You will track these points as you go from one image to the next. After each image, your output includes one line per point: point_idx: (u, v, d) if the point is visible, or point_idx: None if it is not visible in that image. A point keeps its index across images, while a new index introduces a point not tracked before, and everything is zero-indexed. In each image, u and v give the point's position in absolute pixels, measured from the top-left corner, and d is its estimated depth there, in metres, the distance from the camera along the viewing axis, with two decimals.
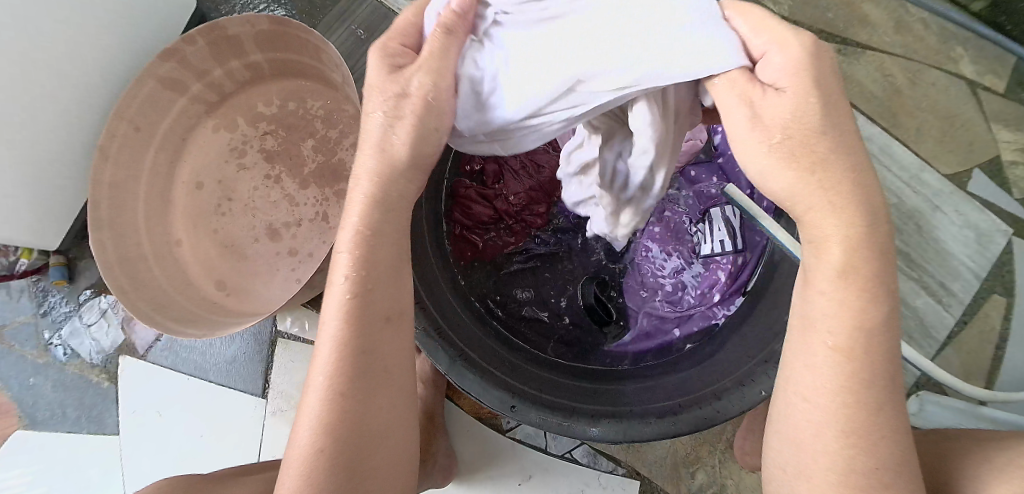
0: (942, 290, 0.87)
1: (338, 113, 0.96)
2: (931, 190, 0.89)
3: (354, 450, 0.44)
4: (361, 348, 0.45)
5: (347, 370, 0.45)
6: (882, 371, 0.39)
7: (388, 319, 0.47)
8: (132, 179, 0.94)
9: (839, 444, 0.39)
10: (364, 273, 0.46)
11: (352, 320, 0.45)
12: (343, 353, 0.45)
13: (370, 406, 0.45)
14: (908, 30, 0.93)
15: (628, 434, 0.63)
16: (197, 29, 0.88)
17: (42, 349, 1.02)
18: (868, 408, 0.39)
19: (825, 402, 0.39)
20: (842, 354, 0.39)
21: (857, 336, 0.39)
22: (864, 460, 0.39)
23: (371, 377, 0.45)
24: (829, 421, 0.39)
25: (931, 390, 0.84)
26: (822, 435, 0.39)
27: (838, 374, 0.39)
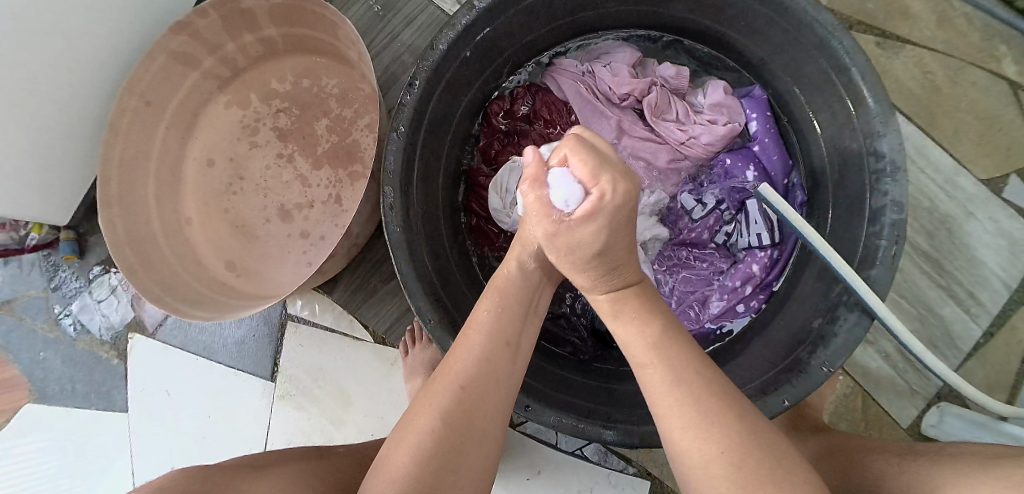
0: (970, 299, 0.85)
1: (353, 92, 0.93)
2: (965, 195, 0.86)
3: (446, 461, 0.50)
4: (483, 357, 0.55)
5: (473, 370, 0.54)
6: (731, 405, 0.50)
7: (509, 342, 0.56)
8: (142, 156, 0.92)
9: (699, 435, 0.49)
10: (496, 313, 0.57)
11: (484, 332, 0.56)
12: (467, 370, 0.54)
13: (476, 406, 0.53)
14: (951, 25, 0.89)
15: (646, 440, 0.62)
16: (210, 1, 0.85)
17: (52, 323, 1.01)
18: (701, 398, 0.50)
19: (673, 412, 0.50)
20: (658, 368, 0.52)
21: (678, 366, 0.52)
22: (712, 434, 0.49)
23: (477, 400, 0.53)
24: (682, 423, 0.50)
25: (953, 402, 0.83)
26: (686, 431, 0.49)
27: (654, 376, 0.52)
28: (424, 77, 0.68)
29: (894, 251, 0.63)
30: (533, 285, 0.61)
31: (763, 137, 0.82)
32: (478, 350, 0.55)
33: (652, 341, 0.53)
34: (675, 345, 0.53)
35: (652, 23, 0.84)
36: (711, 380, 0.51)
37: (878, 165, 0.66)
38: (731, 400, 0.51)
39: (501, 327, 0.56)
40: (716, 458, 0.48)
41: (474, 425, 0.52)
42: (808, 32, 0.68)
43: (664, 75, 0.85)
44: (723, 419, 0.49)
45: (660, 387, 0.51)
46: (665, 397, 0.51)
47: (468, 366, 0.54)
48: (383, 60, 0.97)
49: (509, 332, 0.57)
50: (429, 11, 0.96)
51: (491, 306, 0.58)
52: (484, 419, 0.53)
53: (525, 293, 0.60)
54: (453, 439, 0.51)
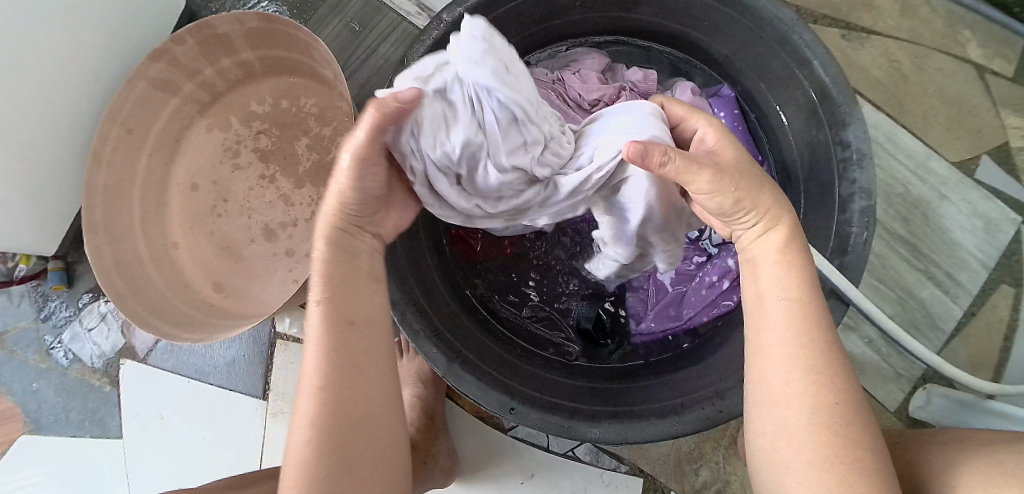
0: (949, 280, 0.86)
1: (331, 110, 0.94)
2: (938, 179, 0.88)
3: (334, 480, 0.45)
4: (339, 346, 0.47)
5: (329, 360, 0.46)
6: (844, 418, 0.46)
7: (353, 319, 0.48)
8: (126, 183, 0.93)
9: (816, 440, 0.46)
10: (332, 294, 0.48)
11: (328, 321, 0.47)
12: (328, 369, 0.46)
13: (355, 387, 0.47)
14: (914, 13, 0.91)
15: (629, 436, 0.62)
16: (186, 28, 0.86)
17: (44, 354, 1.02)
18: (828, 400, 0.46)
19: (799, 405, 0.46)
20: (806, 363, 0.47)
21: (824, 367, 0.47)
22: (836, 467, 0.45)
23: (347, 406, 0.46)
24: (808, 424, 0.46)
25: (939, 383, 0.84)
26: (805, 428, 0.46)
27: (804, 377, 0.47)
28: None
29: (865, 237, 0.64)
30: (372, 275, 0.52)
31: (731, 134, 0.84)
32: (325, 360, 0.46)
33: (808, 338, 0.48)
34: (827, 352, 0.47)
35: (620, 29, 0.86)
36: (841, 385, 0.47)
37: (845, 154, 0.67)
38: (853, 407, 0.47)
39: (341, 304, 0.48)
40: (820, 463, 0.45)
41: (364, 415, 0.47)
42: (769, 28, 0.70)
43: (633, 79, 0.86)
44: (847, 435, 0.46)
45: (797, 387, 0.47)
46: (797, 385, 0.47)
47: (321, 375, 0.46)
48: (359, 77, 0.99)
49: (362, 334, 0.48)
50: (403, 28, 0.98)
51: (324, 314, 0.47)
52: (358, 420, 0.46)
53: (368, 274, 0.51)
54: (336, 460, 0.45)
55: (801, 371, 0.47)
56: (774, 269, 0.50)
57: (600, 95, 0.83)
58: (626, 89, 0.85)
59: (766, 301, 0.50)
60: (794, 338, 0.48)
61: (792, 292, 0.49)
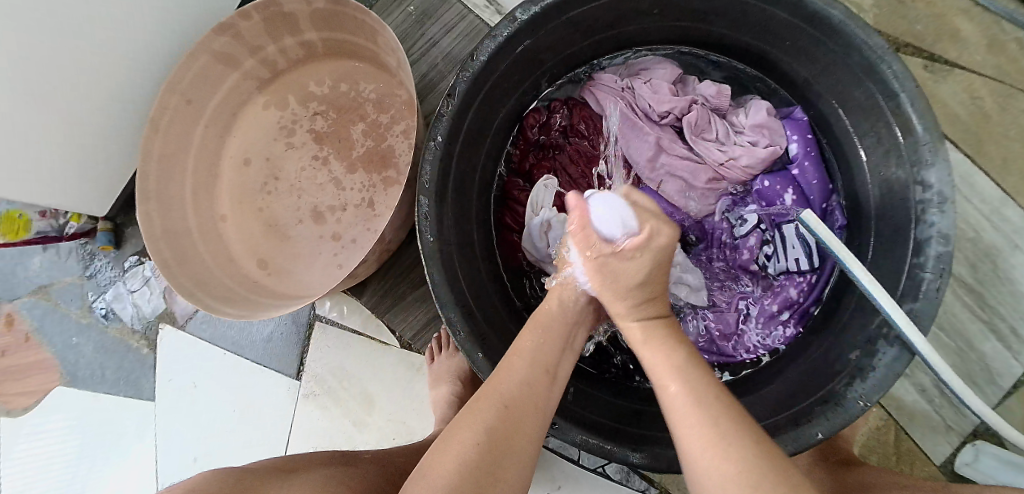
0: (1012, 335, 0.82)
1: (390, 98, 0.93)
2: (1012, 227, 0.84)
3: (491, 467, 0.50)
4: (525, 379, 0.55)
5: (513, 382, 0.55)
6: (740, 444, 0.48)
7: (548, 369, 0.58)
8: (181, 152, 0.94)
9: (736, 481, 0.46)
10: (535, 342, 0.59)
11: (530, 356, 0.58)
12: (512, 387, 0.54)
13: (524, 412, 0.53)
14: (1004, 50, 0.86)
15: (671, 465, 0.60)
16: (254, 4, 0.86)
17: (86, 310, 1.04)
18: (724, 438, 0.48)
19: (692, 434, 0.49)
20: (703, 416, 0.50)
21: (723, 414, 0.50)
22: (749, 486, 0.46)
23: (516, 413, 0.53)
24: (722, 474, 0.47)
25: (989, 441, 0.81)
26: (702, 453, 0.48)
27: (686, 418, 0.50)
28: (462, 89, 0.68)
29: (938, 284, 0.61)
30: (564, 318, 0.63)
31: (803, 159, 0.81)
32: (512, 367, 0.56)
33: (708, 392, 0.51)
34: (729, 401, 0.51)
35: (695, 41, 0.83)
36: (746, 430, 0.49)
37: (924, 195, 0.64)
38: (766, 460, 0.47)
39: (537, 350, 0.58)
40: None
41: (513, 436, 0.52)
42: (856, 55, 0.67)
43: (705, 93, 0.84)
44: (769, 481, 0.46)
45: (685, 420, 0.50)
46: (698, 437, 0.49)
47: (505, 381, 0.55)
48: (420, 66, 0.98)
49: (547, 357, 0.59)
50: (469, 19, 0.97)
51: (519, 338, 0.60)
52: (527, 438, 0.53)
53: (559, 319, 0.62)
54: (491, 451, 0.50)
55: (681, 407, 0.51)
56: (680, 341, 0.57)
57: (670, 108, 0.82)
58: (698, 104, 0.83)
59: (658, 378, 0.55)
60: (678, 391, 0.52)
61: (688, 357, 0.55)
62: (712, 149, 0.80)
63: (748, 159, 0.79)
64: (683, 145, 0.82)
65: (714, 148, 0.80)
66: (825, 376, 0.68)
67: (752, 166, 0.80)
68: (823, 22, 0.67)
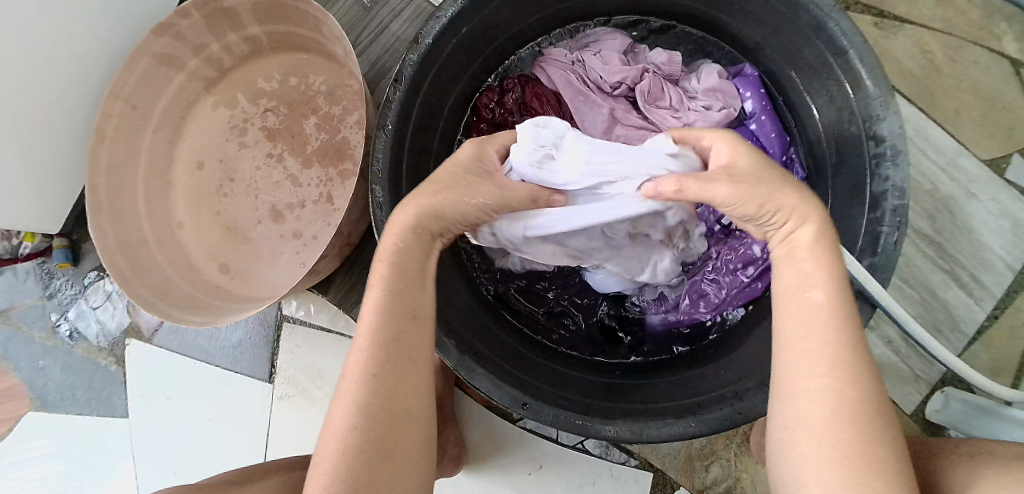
0: (974, 282, 0.84)
1: (341, 89, 0.91)
2: (967, 176, 0.85)
3: (382, 442, 0.46)
4: (391, 338, 0.48)
5: (382, 351, 0.48)
6: (876, 406, 0.43)
7: (415, 313, 0.50)
8: (131, 160, 0.91)
9: (835, 429, 0.42)
10: (394, 288, 0.50)
11: (386, 308, 0.49)
12: (370, 355, 0.48)
13: (398, 379, 0.48)
14: (950, 2, 0.87)
15: (642, 435, 0.61)
16: (192, 1, 0.83)
17: (49, 332, 1.01)
18: (868, 425, 0.42)
19: (822, 388, 0.43)
20: (824, 350, 0.44)
21: (838, 325, 0.45)
22: (860, 457, 0.41)
23: (397, 373, 0.48)
24: (828, 418, 0.43)
25: (957, 386, 0.82)
26: (828, 421, 0.42)
27: (830, 370, 0.44)
28: (408, 72, 0.66)
29: (896, 237, 0.61)
30: (423, 247, 0.54)
31: (758, 114, 0.80)
32: (382, 329, 0.48)
33: (831, 327, 0.45)
34: (857, 342, 0.45)
35: (645, 10, 0.82)
36: (864, 375, 0.44)
37: (878, 149, 0.64)
38: (881, 409, 0.43)
39: (395, 297, 0.50)
40: (835, 464, 0.41)
41: (389, 402, 0.47)
42: (803, 14, 0.66)
43: (656, 61, 0.83)
44: (872, 437, 0.42)
45: (824, 367, 0.44)
46: (818, 381, 0.44)
47: (375, 347, 0.48)
48: (370, 55, 0.96)
49: (411, 301, 0.51)
50: (416, 3, 0.95)
51: (381, 285, 0.50)
52: (408, 400, 0.48)
53: (416, 253, 0.53)
54: (383, 436, 0.46)
55: (816, 341, 0.45)
56: (800, 255, 0.48)
57: (622, 78, 0.81)
58: (649, 72, 0.82)
59: (793, 291, 0.47)
60: (818, 327, 0.45)
61: (825, 278, 0.46)
62: (666, 116, 0.80)
63: (702, 123, 0.79)
64: (638, 114, 0.82)
65: (668, 115, 0.80)
66: None
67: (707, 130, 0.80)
68: None
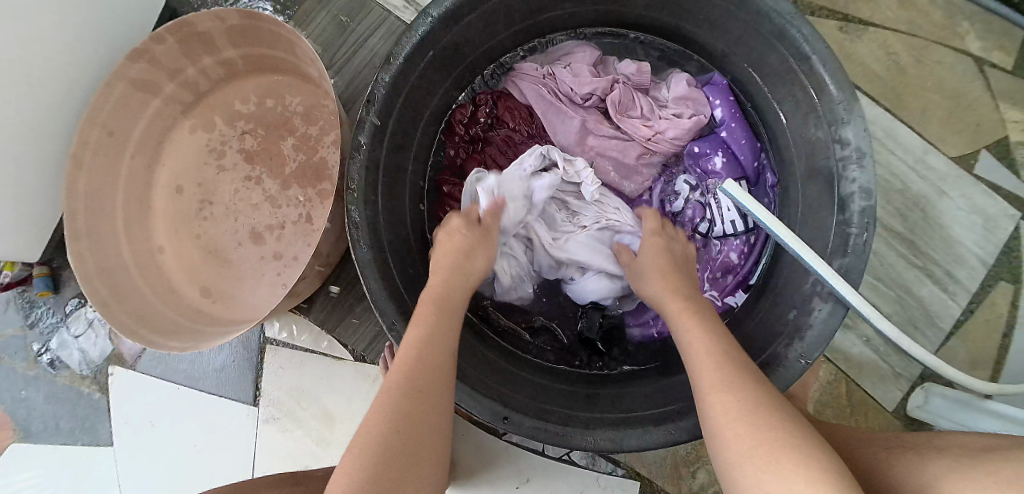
0: (948, 278, 0.85)
1: (318, 109, 0.92)
2: (936, 174, 0.86)
3: (403, 456, 0.51)
4: (418, 371, 0.56)
5: (411, 378, 0.55)
6: (754, 400, 0.51)
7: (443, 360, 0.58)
8: (109, 186, 0.90)
9: (738, 430, 0.49)
10: (429, 329, 0.59)
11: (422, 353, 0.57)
12: (399, 383, 0.55)
13: (419, 403, 0.54)
14: (913, 5, 0.89)
15: (624, 444, 0.61)
16: (166, 27, 0.84)
17: (31, 362, 1.00)
18: (753, 414, 0.50)
19: (721, 400, 0.52)
20: (715, 379, 0.53)
21: (714, 352, 0.56)
22: (765, 441, 0.47)
23: (423, 387, 0.55)
24: (727, 416, 0.50)
25: (937, 382, 0.83)
26: (730, 424, 0.50)
27: (713, 389, 0.52)
28: (380, 91, 0.67)
29: (865, 238, 0.62)
30: (459, 299, 0.65)
31: (729, 121, 0.81)
32: (410, 353, 0.57)
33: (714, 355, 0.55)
34: (735, 366, 0.54)
35: (614, 22, 0.83)
36: (751, 389, 0.52)
37: (844, 152, 0.66)
38: (773, 404, 0.51)
39: (426, 340, 0.58)
40: (753, 455, 0.47)
41: (411, 420, 0.53)
42: (766, 22, 0.68)
43: (626, 72, 0.85)
44: (770, 424, 0.48)
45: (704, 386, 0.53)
46: (714, 397, 0.52)
47: (403, 375, 0.55)
48: (346, 74, 0.96)
49: (439, 342, 0.59)
50: (390, 22, 0.96)
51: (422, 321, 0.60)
52: (423, 422, 0.53)
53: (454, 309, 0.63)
54: (401, 441, 0.52)
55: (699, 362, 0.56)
56: (686, 319, 0.61)
57: (593, 89, 0.82)
58: (620, 83, 0.83)
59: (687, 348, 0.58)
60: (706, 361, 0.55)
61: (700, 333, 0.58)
62: (638, 124, 0.81)
63: (674, 130, 0.80)
64: (609, 125, 0.82)
65: (639, 124, 0.81)
66: (766, 340, 0.69)
67: (680, 137, 0.81)
68: None
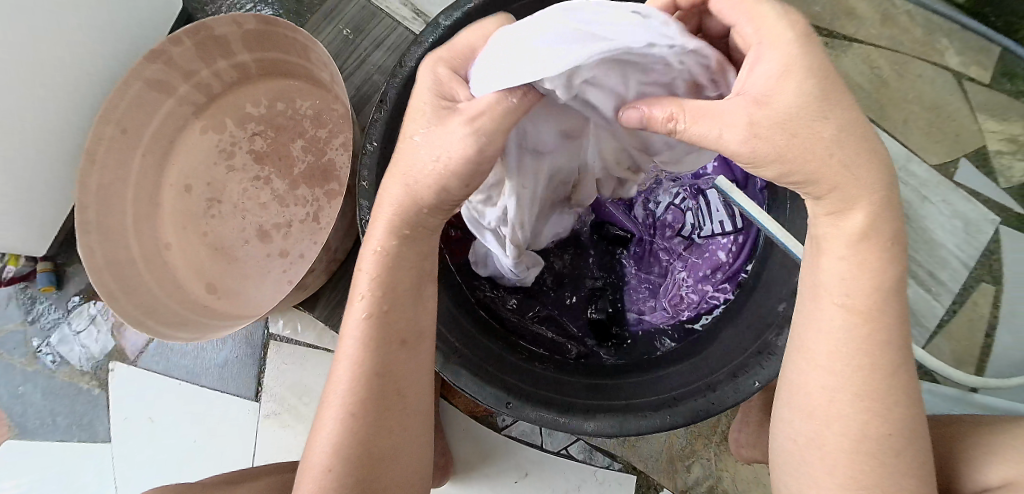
0: (932, 279, 0.88)
1: (327, 112, 0.95)
2: (919, 181, 0.90)
3: (369, 457, 0.49)
4: (380, 367, 0.50)
5: (365, 379, 0.49)
6: (885, 393, 0.44)
7: (406, 338, 0.51)
8: (120, 183, 0.93)
9: (845, 445, 0.44)
10: (383, 298, 0.50)
11: (371, 337, 0.50)
12: (357, 379, 0.49)
13: (384, 400, 0.50)
14: (894, 22, 0.94)
15: (624, 429, 0.63)
16: (184, 29, 0.86)
17: (31, 357, 1.01)
18: (876, 412, 0.44)
19: (832, 385, 0.44)
20: (852, 360, 0.44)
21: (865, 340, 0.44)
22: (860, 447, 0.43)
23: (387, 391, 0.50)
24: (838, 402, 0.44)
25: (923, 378, 0.85)
26: (837, 414, 0.44)
27: (835, 372, 0.44)
28: (394, 93, 0.71)
29: None
30: (417, 241, 0.52)
31: None
32: (365, 355, 0.49)
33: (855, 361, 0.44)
34: (882, 354, 0.44)
35: None
36: (896, 390, 0.44)
37: None
38: (897, 407, 0.44)
39: (383, 319, 0.50)
40: (840, 459, 0.44)
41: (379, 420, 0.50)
42: None
43: None
44: (886, 433, 0.43)
45: (823, 362, 0.45)
46: (822, 377, 0.45)
47: (360, 370, 0.50)
48: (354, 81, 1.00)
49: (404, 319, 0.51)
50: (398, 32, 1.00)
51: (369, 294, 0.50)
52: (395, 421, 0.50)
53: (408, 255, 0.51)
54: (366, 450, 0.49)
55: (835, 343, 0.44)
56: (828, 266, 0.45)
57: None
58: None
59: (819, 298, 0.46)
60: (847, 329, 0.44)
61: (862, 283, 0.44)
62: None
63: None
64: None
65: None
66: (755, 331, 0.71)
67: None
68: None
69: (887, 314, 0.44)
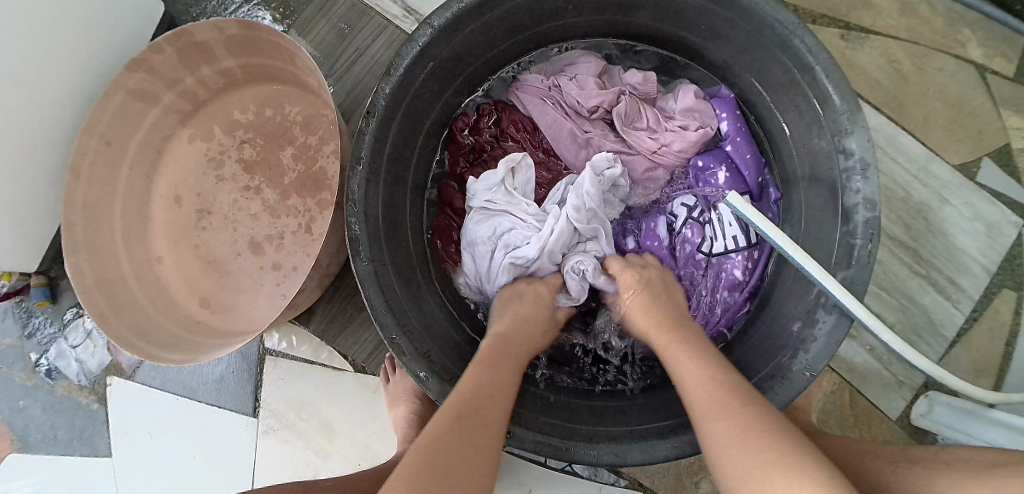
0: (951, 286, 0.84)
1: (318, 118, 0.91)
2: (939, 182, 0.86)
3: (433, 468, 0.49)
4: (467, 400, 0.56)
5: (453, 404, 0.55)
6: (758, 414, 0.50)
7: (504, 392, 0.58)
8: (107, 196, 0.90)
9: (751, 461, 0.47)
10: (478, 362, 0.61)
11: (475, 380, 0.58)
12: (452, 408, 0.55)
13: (462, 425, 0.53)
14: (914, 12, 0.88)
15: (628, 458, 0.61)
16: (164, 37, 0.83)
17: (29, 372, 0.99)
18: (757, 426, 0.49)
19: (712, 422, 0.51)
20: (705, 401, 0.53)
21: (714, 380, 0.54)
22: (758, 448, 0.47)
23: (472, 421, 0.54)
24: (718, 429, 0.50)
25: (940, 390, 0.83)
26: (730, 449, 0.48)
27: (710, 417, 0.51)
28: (381, 103, 0.67)
29: (869, 248, 0.62)
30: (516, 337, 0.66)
31: (733, 134, 0.81)
32: (460, 389, 0.57)
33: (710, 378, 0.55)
34: (734, 391, 0.53)
35: (615, 32, 0.83)
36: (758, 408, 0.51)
37: (847, 163, 0.65)
38: (775, 422, 0.49)
39: (483, 371, 0.59)
40: (752, 463, 0.46)
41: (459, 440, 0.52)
42: (769, 33, 0.67)
43: (631, 82, 0.84)
44: (772, 436, 0.48)
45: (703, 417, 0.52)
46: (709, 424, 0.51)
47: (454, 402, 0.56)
48: (345, 84, 0.96)
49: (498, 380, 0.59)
50: (389, 31, 0.95)
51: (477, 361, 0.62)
52: (475, 453, 0.52)
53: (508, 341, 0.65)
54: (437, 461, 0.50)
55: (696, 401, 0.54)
56: (673, 354, 0.60)
57: (599, 102, 0.82)
58: (626, 94, 0.83)
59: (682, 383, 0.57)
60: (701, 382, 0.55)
61: (701, 364, 0.57)
62: (643, 137, 0.81)
63: (680, 142, 0.80)
64: (614, 137, 0.82)
65: (645, 137, 0.81)
66: (768, 351, 0.69)
67: (685, 150, 0.81)
68: (732, 4, 0.67)
69: (720, 369, 0.56)
